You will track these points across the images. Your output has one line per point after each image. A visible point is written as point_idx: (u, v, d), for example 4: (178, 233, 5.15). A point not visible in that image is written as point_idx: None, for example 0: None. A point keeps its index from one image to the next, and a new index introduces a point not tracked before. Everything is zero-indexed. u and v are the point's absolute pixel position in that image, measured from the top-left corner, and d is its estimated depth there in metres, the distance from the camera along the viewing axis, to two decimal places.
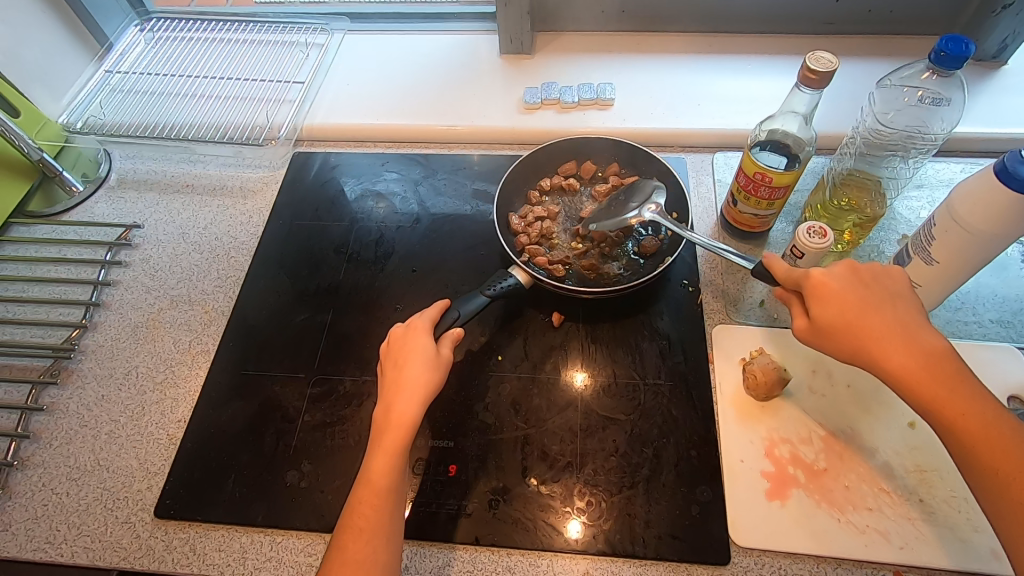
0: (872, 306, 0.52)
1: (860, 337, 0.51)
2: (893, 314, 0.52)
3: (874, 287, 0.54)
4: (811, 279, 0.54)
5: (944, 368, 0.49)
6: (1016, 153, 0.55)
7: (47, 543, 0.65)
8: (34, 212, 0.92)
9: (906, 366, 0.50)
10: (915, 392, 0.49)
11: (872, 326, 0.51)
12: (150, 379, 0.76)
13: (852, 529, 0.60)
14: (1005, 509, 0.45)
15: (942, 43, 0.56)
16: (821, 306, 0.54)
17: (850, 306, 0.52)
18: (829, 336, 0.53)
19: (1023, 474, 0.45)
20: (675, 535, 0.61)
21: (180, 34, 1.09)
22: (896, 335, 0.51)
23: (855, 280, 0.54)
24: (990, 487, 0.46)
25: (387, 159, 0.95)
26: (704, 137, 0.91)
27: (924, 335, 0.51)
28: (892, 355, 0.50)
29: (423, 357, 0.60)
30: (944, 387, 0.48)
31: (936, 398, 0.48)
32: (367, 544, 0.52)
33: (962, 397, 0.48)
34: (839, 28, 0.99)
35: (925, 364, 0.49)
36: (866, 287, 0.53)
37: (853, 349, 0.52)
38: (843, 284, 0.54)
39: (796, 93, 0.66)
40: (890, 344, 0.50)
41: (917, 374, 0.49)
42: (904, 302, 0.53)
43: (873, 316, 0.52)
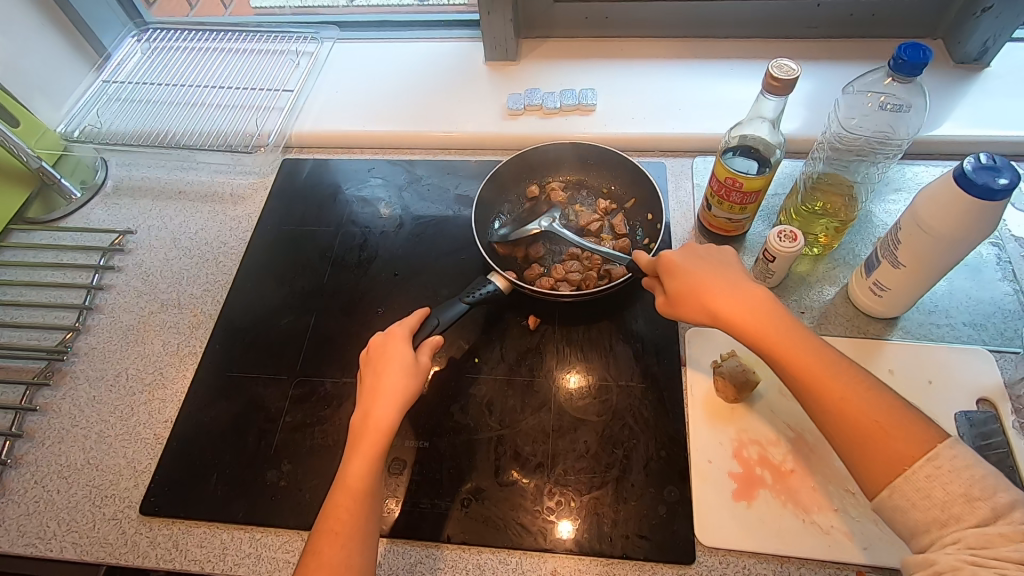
0: (701, 269, 0.60)
1: (696, 296, 0.58)
2: (720, 272, 0.59)
3: (708, 257, 0.61)
4: (661, 258, 0.62)
5: (760, 309, 0.56)
6: (973, 158, 0.55)
7: (37, 538, 0.67)
8: (34, 219, 0.95)
9: (727, 310, 0.56)
10: (742, 334, 0.56)
11: (704, 283, 0.58)
12: (139, 381, 0.78)
13: (816, 529, 0.61)
14: (833, 430, 0.50)
15: (901, 49, 0.57)
16: (669, 278, 0.61)
17: (686, 277, 0.60)
18: (672, 300, 0.61)
19: (834, 388, 0.51)
20: (642, 534, 0.62)
21: (175, 44, 1.12)
22: (726, 288, 0.58)
23: (692, 253, 0.62)
24: (824, 415, 0.51)
25: (374, 164, 0.97)
26: (683, 141, 0.92)
27: (747, 285, 0.58)
28: (725, 302, 0.57)
29: (400, 363, 0.61)
30: (761, 325, 0.55)
31: (758, 335, 0.55)
32: (343, 548, 0.53)
33: (779, 332, 0.54)
34: (822, 32, 1.00)
35: (749, 306, 0.56)
36: (704, 257, 0.61)
37: (694, 304, 0.59)
38: (683, 256, 0.61)
39: (762, 100, 0.68)
40: (717, 295, 0.57)
41: (741, 317, 0.56)
42: (731, 263, 0.61)
43: (710, 276, 0.59)
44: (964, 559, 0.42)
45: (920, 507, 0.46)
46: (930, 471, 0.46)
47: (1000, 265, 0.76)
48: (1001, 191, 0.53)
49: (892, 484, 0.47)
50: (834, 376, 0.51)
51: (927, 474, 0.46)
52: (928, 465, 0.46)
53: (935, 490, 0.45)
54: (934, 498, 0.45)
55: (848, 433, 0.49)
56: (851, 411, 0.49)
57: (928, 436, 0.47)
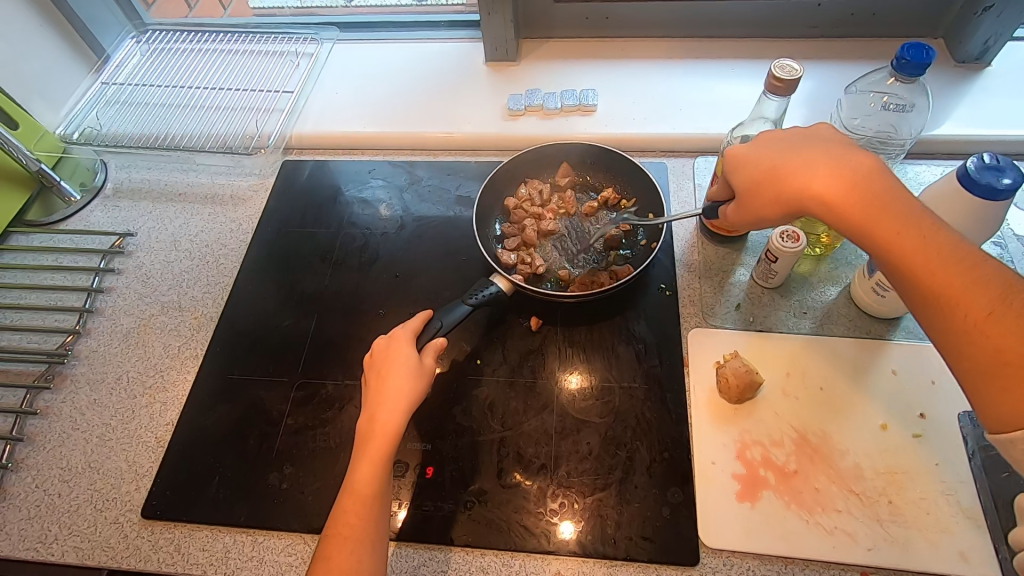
0: (794, 148, 0.55)
1: (781, 184, 0.54)
2: (819, 148, 0.54)
3: (797, 135, 0.56)
4: (729, 153, 0.59)
5: (870, 187, 0.51)
6: (976, 158, 0.56)
7: (39, 543, 0.67)
8: (33, 221, 0.94)
9: (834, 194, 0.51)
10: (844, 222, 0.51)
11: (786, 163, 0.54)
12: (140, 384, 0.78)
13: (820, 529, 0.60)
14: (967, 349, 0.45)
15: (904, 49, 0.57)
16: (739, 173, 0.58)
17: (766, 163, 0.56)
18: (751, 193, 0.57)
19: (971, 299, 0.45)
20: (645, 536, 0.62)
21: (175, 45, 1.11)
22: (822, 162, 0.53)
23: (769, 138, 0.57)
24: (944, 323, 0.46)
25: (375, 165, 0.97)
26: (685, 142, 0.92)
27: (853, 158, 0.52)
28: (814, 184, 0.52)
29: (405, 366, 0.61)
30: (867, 208, 0.50)
31: (863, 222, 0.50)
32: (352, 554, 0.53)
33: (890, 216, 0.49)
34: (823, 32, 1.00)
35: (850, 189, 0.51)
36: (775, 141, 0.57)
37: (783, 192, 0.54)
38: (755, 146, 0.58)
39: (765, 100, 0.68)
40: (811, 176, 0.52)
41: (844, 201, 0.51)
42: (839, 140, 0.54)
43: (798, 163, 0.54)
44: None
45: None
46: None
47: None
48: (1005, 190, 0.54)
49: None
50: (968, 274, 0.46)
51: None
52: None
53: None
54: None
55: (983, 356, 0.44)
56: (995, 326, 0.44)
57: None
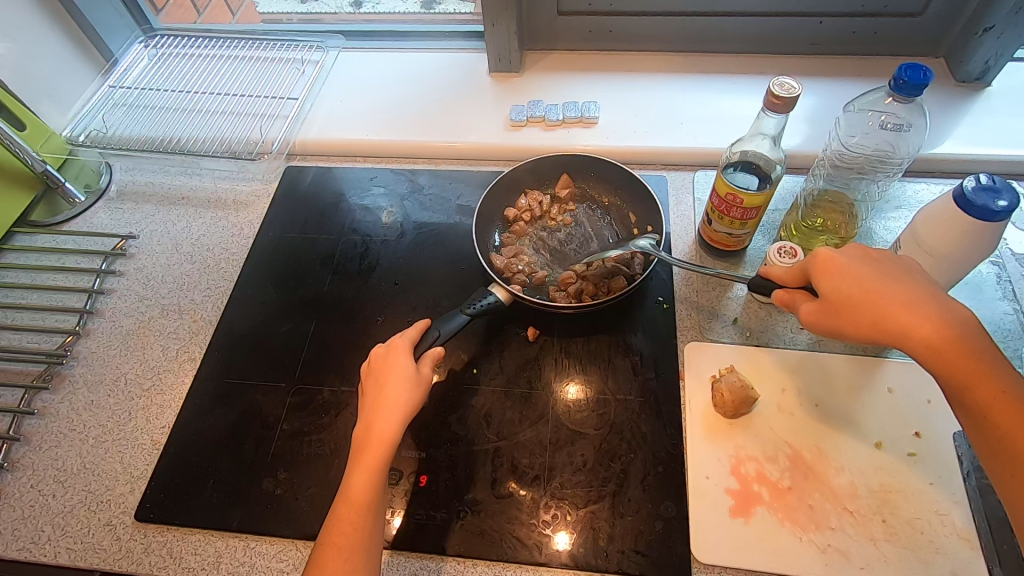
0: (890, 278, 0.52)
1: (875, 311, 0.51)
2: (909, 283, 0.51)
3: (883, 263, 0.53)
4: (820, 256, 0.55)
5: (968, 336, 0.48)
6: (972, 179, 0.56)
7: (32, 543, 0.67)
8: (37, 222, 0.95)
9: (937, 338, 0.48)
10: (943, 366, 0.48)
11: (885, 294, 0.51)
12: (138, 386, 0.78)
13: (814, 547, 0.60)
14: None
15: (901, 70, 0.58)
16: (828, 281, 0.53)
17: (864, 283, 0.52)
18: (836, 310, 0.53)
19: None
20: (638, 550, 0.62)
21: (182, 50, 1.13)
22: (922, 304, 0.50)
23: (866, 257, 0.54)
24: (1015, 481, 0.46)
25: (377, 173, 0.98)
26: (685, 155, 0.92)
27: (949, 307, 0.50)
28: (919, 328, 0.49)
29: (402, 375, 0.61)
30: (966, 359, 0.48)
31: (967, 374, 0.48)
32: (345, 563, 0.53)
33: (987, 373, 0.47)
34: (824, 49, 1.00)
35: (948, 337, 0.48)
36: (878, 262, 0.53)
37: (867, 320, 0.51)
38: (855, 259, 0.54)
39: (763, 116, 0.68)
40: (917, 317, 0.49)
41: (947, 348, 0.48)
42: (922, 278, 0.53)
43: (885, 289, 0.51)
44: None
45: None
46: None
47: (1000, 285, 0.76)
48: (1001, 213, 0.54)
49: None
50: None
51: None
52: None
53: None
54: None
55: None
56: None
57: None
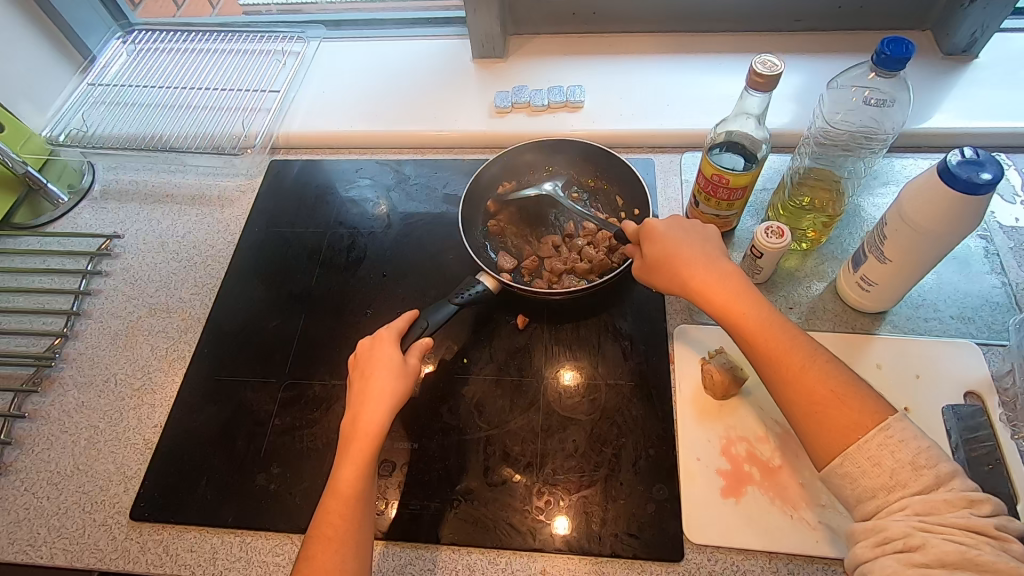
0: (683, 239, 0.63)
1: (669, 265, 0.62)
2: (698, 245, 0.63)
3: (690, 230, 0.64)
4: (645, 226, 0.66)
5: (735, 282, 0.59)
6: (957, 153, 0.55)
7: (28, 545, 0.67)
8: (21, 224, 0.94)
9: (700, 283, 0.60)
10: (711, 305, 0.59)
11: (677, 255, 0.62)
12: (128, 386, 0.78)
13: (805, 524, 0.61)
14: (793, 404, 0.52)
15: (883, 44, 0.57)
16: (648, 246, 0.65)
17: (668, 245, 0.63)
18: (652, 270, 0.64)
19: (793, 361, 0.53)
20: (631, 533, 0.62)
21: (161, 45, 1.11)
22: (701, 259, 0.61)
23: (679, 225, 0.65)
24: (779, 385, 0.54)
25: (362, 164, 0.97)
26: (672, 137, 0.91)
27: (721, 261, 0.61)
28: (695, 276, 0.60)
29: (389, 366, 0.60)
30: (733, 297, 0.58)
31: (725, 306, 0.58)
32: (336, 554, 0.53)
33: (749, 307, 0.57)
34: (811, 25, 0.99)
35: (716, 279, 0.59)
36: (691, 231, 0.64)
37: (670, 275, 0.62)
38: (668, 227, 0.65)
39: (747, 96, 0.67)
40: (690, 265, 0.61)
41: (710, 287, 0.59)
42: (712, 242, 0.63)
43: (678, 248, 0.63)
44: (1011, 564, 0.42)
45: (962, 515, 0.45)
46: (881, 440, 0.48)
47: (988, 258, 0.76)
48: (985, 186, 0.53)
49: (844, 453, 0.49)
50: (791, 350, 0.54)
51: (879, 442, 0.48)
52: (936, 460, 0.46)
53: (886, 458, 0.47)
54: (883, 467, 0.48)
55: (800, 403, 0.52)
56: (806, 381, 0.52)
57: (881, 411, 0.50)
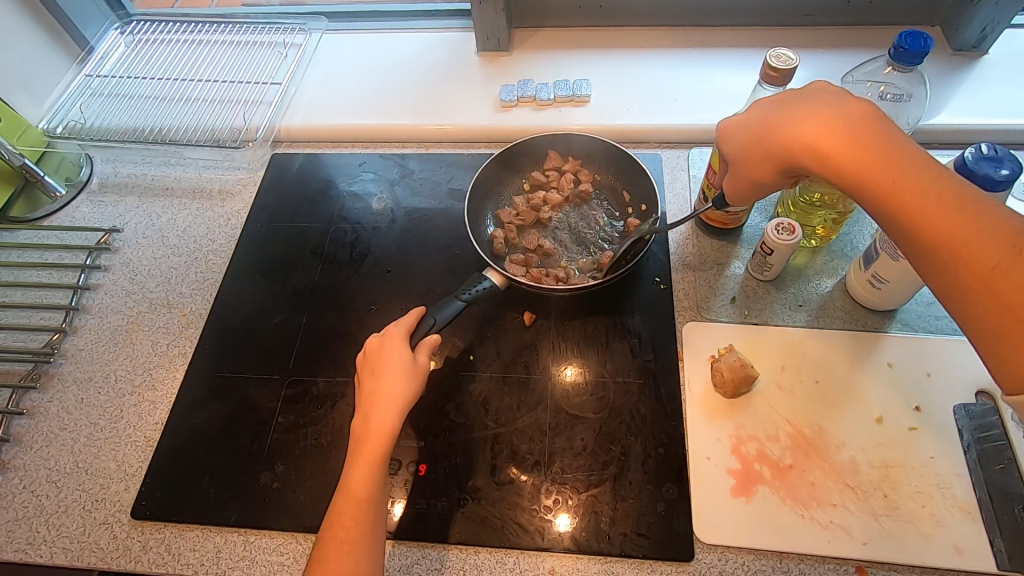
0: (800, 105, 0.52)
1: (776, 139, 0.52)
2: (822, 105, 0.51)
3: (796, 95, 0.54)
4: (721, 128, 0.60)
5: (875, 139, 0.48)
6: (974, 148, 0.55)
7: (28, 544, 0.66)
8: (18, 217, 0.93)
9: (834, 147, 0.49)
10: (846, 177, 0.49)
11: (786, 123, 0.52)
12: (128, 383, 0.77)
13: (816, 524, 0.60)
14: (971, 303, 0.43)
15: (901, 38, 0.57)
16: (741, 133, 0.57)
17: (770, 123, 0.54)
18: (759, 149, 0.55)
19: (979, 251, 0.42)
20: (640, 532, 0.62)
21: (160, 36, 1.09)
22: (824, 121, 0.50)
23: (783, 99, 0.55)
24: (944, 277, 0.44)
25: (365, 158, 0.96)
26: (679, 132, 0.90)
27: (856, 109, 0.50)
28: (818, 141, 0.50)
29: (398, 365, 0.60)
30: (874, 160, 0.47)
31: (867, 175, 0.47)
32: (347, 556, 0.52)
33: (894, 169, 0.46)
34: (820, 20, 0.98)
35: (851, 141, 0.48)
36: (783, 100, 0.54)
37: (777, 153, 0.53)
38: (762, 108, 0.56)
39: (760, 90, 0.67)
40: (808, 131, 0.50)
41: (844, 151, 0.48)
42: (846, 97, 0.51)
43: (795, 115, 0.52)
44: None
45: None
46: None
47: None
48: (1004, 182, 0.53)
49: None
50: (968, 224, 0.43)
51: None
52: None
53: None
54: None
55: (985, 302, 0.42)
56: (1002, 284, 0.41)
57: None
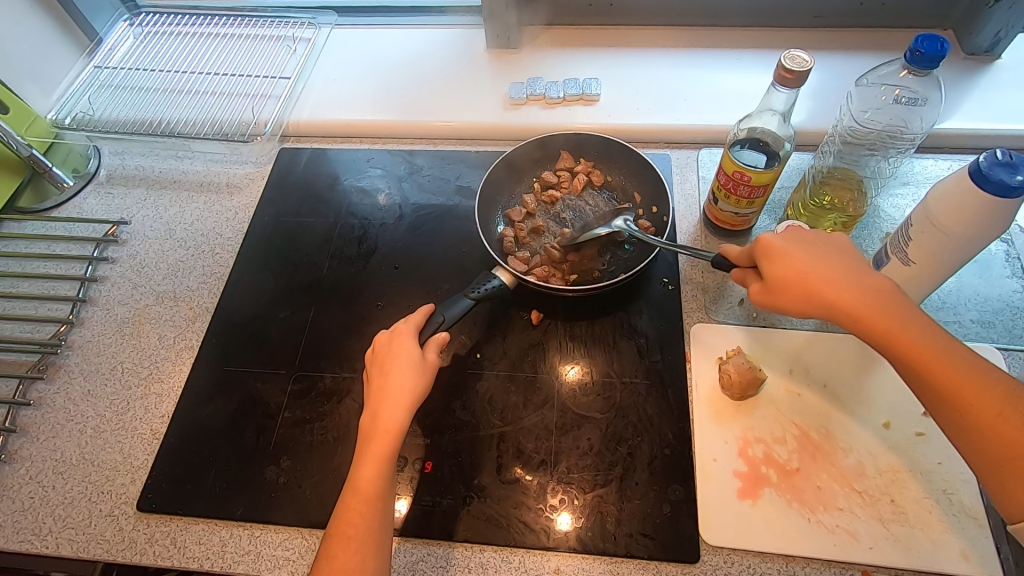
0: (819, 258, 0.54)
1: (807, 289, 0.53)
2: (841, 261, 0.54)
3: (818, 244, 0.56)
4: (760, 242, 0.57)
5: (886, 299, 0.51)
6: (989, 154, 0.54)
7: (33, 535, 0.66)
8: (25, 208, 0.93)
9: (860, 304, 0.51)
10: (869, 329, 0.50)
11: (815, 274, 0.53)
12: (135, 375, 0.77)
13: (822, 528, 0.60)
14: (979, 444, 0.47)
15: (917, 41, 0.56)
16: (766, 263, 0.56)
17: (798, 266, 0.54)
18: (777, 292, 0.55)
19: (985, 402, 0.46)
20: (646, 533, 0.62)
21: (169, 28, 1.09)
22: (846, 278, 0.52)
23: (796, 239, 0.56)
24: (956, 425, 0.48)
25: (373, 154, 0.95)
26: (689, 132, 0.90)
27: (865, 275, 0.53)
28: (844, 297, 0.51)
29: (408, 362, 0.59)
30: (893, 321, 0.50)
31: (888, 332, 0.50)
32: (355, 552, 0.52)
33: (912, 327, 0.49)
34: (832, 22, 0.98)
35: (868, 300, 0.51)
36: (814, 246, 0.55)
37: (801, 295, 0.53)
38: (787, 242, 0.56)
39: (774, 91, 0.67)
40: (831, 285, 0.52)
41: (863, 311, 0.50)
42: (850, 254, 0.55)
43: (815, 266, 0.53)
44: None
45: None
46: None
47: (1009, 262, 0.76)
48: (1018, 188, 0.52)
49: None
50: (972, 380, 0.47)
51: None
52: None
53: None
54: None
55: (995, 450, 0.46)
56: (1004, 429, 0.45)
57: None
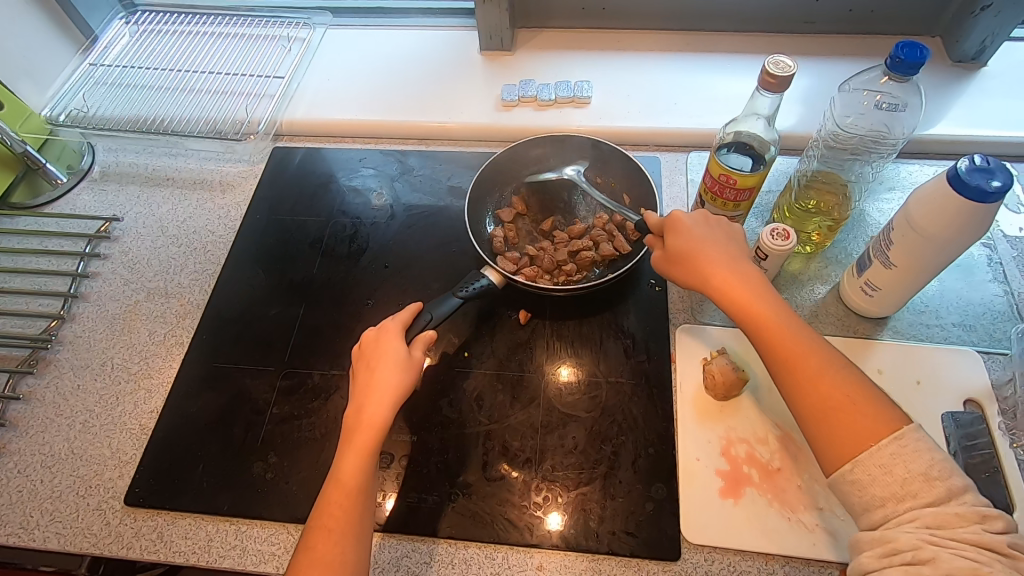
0: (710, 239, 0.62)
1: (692, 261, 0.61)
2: (721, 244, 0.62)
3: (715, 227, 0.64)
4: (671, 219, 0.65)
5: (754, 282, 0.59)
6: (967, 160, 0.55)
7: (21, 528, 0.67)
8: (19, 204, 0.93)
9: (723, 281, 0.59)
10: (732, 302, 0.58)
11: (701, 252, 0.61)
12: (125, 370, 0.77)
13: (802, 527, 0.61)
14: (804, 404, 0.52)
15: (897, 48, 0.57)
16: (673, 238, 0.64)
17: (693, 241, 0.62)
18: (674, 263, 0.63)
19: (808, 366, 0.53)
20: (628, 531, 0.62)
21: (165, 27, 1.10)
22: (723, 258, 0.61)
23: (705, 221, 0.64)
24: (785, 381, 0.54)
25: (366, 154, 0.96)
26: (679, 136, 0.91)
27: (744, 263, 0.61)
28: (715, 272, 0.60)
29: (394, 358, 0.60)
30: (753, 296, 0.57)
31: (746, 305, 0.57)
32: (336, 545, 0.52)
33: (764, 302, 0.57)
34: (821, 28, 0.99)
35: (736, 278, 0.59)
36: (711, 228, 0.63)
37: (688, 270, 0.62)
38: (695, 222, 0.64)
39: (758, 95, 0.68)
40: (712, 263, 0.60)
41: (728, 286, 0.59)
42: (734, 243, 0.63)
43: (705, 246, 0.62)
44: (998, 563, 0.43)
45: (955, 511, 0.46)
46: (895, 451, 0.48)
47: (991, 267, 0.77)
48: (995, 193, 0.53)
49: (855, 459, 0.49)
50: (803, 350, 0.54)
51: (892, 453, 0.48)
52: (893, 444, 0.48)
53: (897, 468, 0.47)
54: None
55: (814, 405, 0.52)
56: (823, 387, 0.51)
57: (893, 422, 0.49)
